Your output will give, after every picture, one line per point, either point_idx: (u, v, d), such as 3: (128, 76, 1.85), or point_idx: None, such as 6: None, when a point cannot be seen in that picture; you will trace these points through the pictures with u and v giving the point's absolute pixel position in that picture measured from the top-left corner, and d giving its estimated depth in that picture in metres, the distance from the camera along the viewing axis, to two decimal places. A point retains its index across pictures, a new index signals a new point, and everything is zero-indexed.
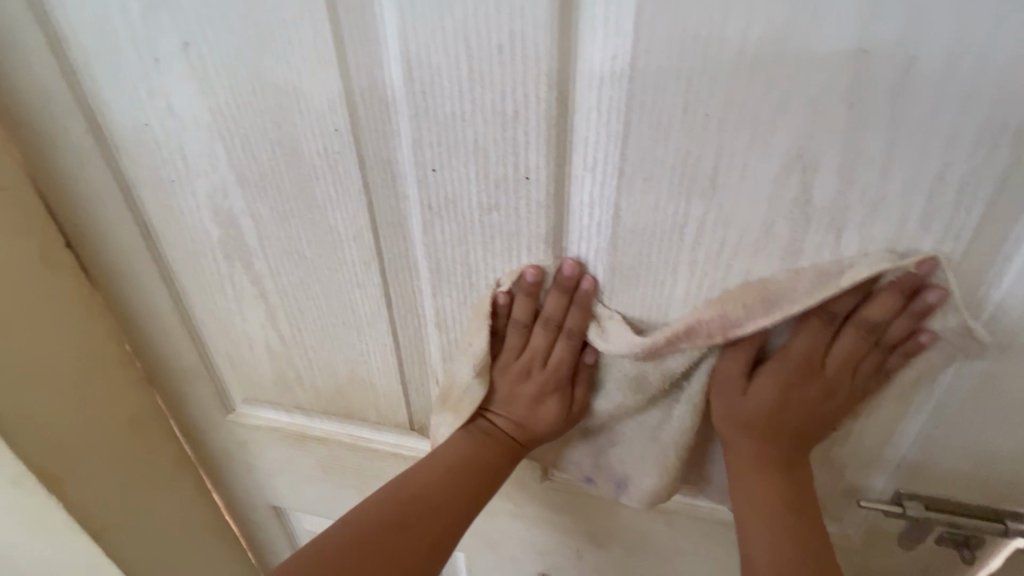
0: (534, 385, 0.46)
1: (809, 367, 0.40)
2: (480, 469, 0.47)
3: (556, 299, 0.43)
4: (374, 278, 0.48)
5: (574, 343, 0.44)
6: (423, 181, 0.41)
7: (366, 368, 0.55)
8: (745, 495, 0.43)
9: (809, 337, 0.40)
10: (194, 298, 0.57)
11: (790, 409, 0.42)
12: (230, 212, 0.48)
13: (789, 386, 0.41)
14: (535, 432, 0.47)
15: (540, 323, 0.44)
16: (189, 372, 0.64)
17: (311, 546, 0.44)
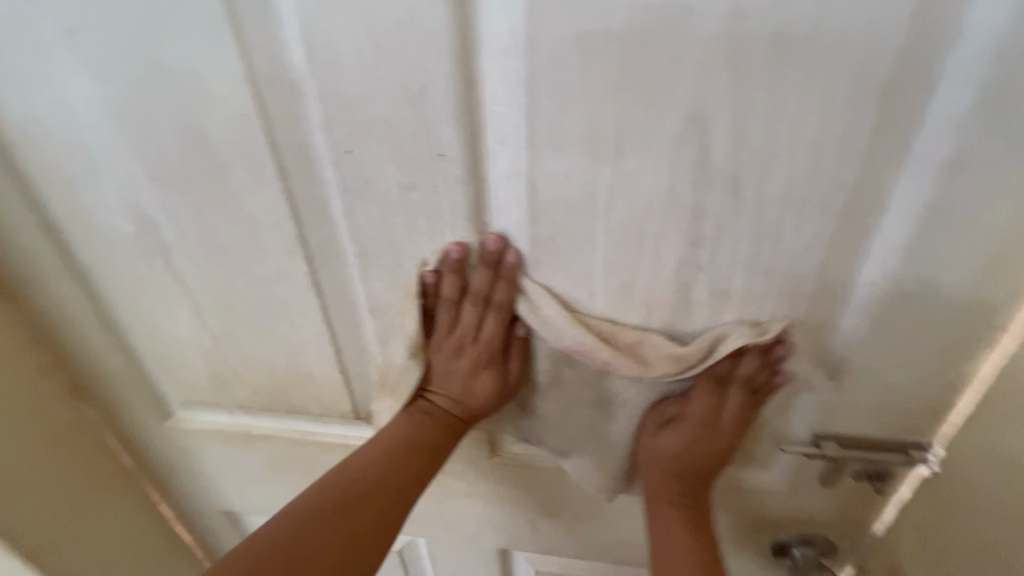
0: (468, 361, 0.47)
1: (705, 423, 0.48)
2: (416, 450, 0.48)
3: (481, 274, 0.44)
4: (301, 267, 0.47)
5: (503, 316, 0.46)
6: (340, 163, 0.41)
7: (304, 360, 0.55)
8: (660, 522, 0.53)
9: (704, 399, 0.48)
10: (114, 301, 0.54)
11: (694, 458, 0.50)
12: (142, 207, 0.46)
13: (694, 439, 0.49)
14: (472, 406, 0.49)
15: (469, 299, 0.45)
16: (117, 379, 0.61)
17: (257, 534, 0.46)
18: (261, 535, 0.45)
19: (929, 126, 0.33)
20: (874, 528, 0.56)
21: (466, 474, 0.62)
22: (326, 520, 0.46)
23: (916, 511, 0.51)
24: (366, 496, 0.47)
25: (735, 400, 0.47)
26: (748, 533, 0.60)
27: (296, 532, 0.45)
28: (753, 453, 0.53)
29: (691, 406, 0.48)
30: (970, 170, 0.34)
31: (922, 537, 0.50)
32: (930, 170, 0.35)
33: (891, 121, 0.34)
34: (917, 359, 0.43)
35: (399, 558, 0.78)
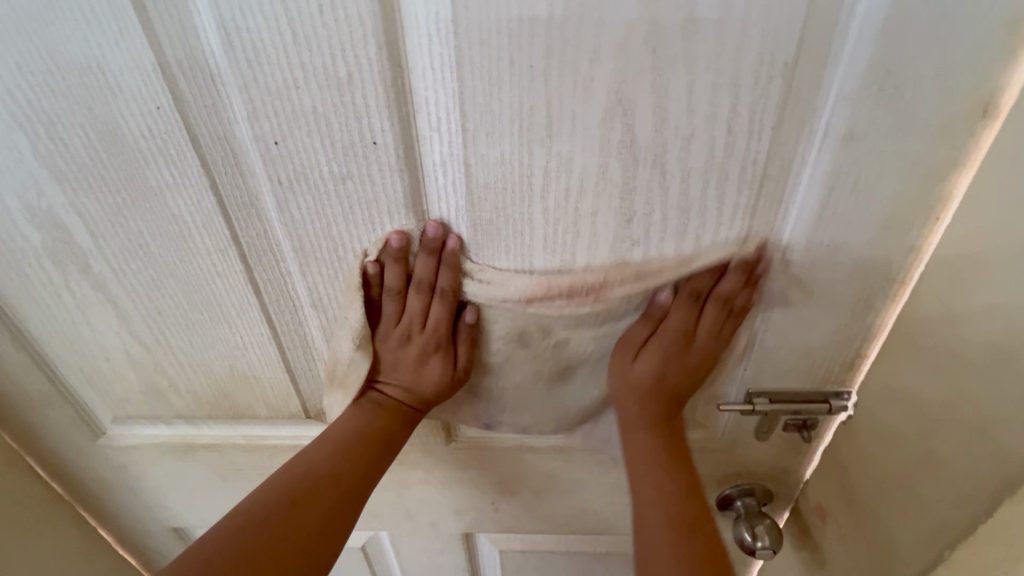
0: (416, 349, 0.48)
1: (679, 339, 0.47)
2: (366, 442, 0.49)
3: (424, 262, 0.44)
4: (236, 266, 0.46)
5: (449, 302, 0.46)
6: (267, 155, 0.39)
7: (246, 363, 0.53)
8: (633, 451, 0.51)
9: (680, 314, 0.46)
10: (26, 315, 0.50)
11: (671, 375, 0.49)
12: (49, 211, 0.43)
13: (669, 355, 0.48)
14: (423, 395, 0.49)
15: (413, 287, 0.45)
16: (37, 401, 0.57)
17: (200, 542, 0.44)
18: (192, 552, 0.43)
19: (827, 100, 0.37)
20: (804, 473, 0.62)
21: (424, 462, 0.63)
22: (268, 522, 0.44)
23: (837, 454, 0.56)
24: (312, 494, 0.46)
25: (713, 317, 0.46)
26: None
27: (237, 537, 0.44)
28: (694, 414, 0.57)
29: (669, 319, 0.47)
30: (864, 140, 0.38)
31: (844, 477, 0.55)
32: (831, 141, 0.38)
33: (796, 96, 0.36)
34: (831, 316, 0.47)
35: (363, 553, 0.78)
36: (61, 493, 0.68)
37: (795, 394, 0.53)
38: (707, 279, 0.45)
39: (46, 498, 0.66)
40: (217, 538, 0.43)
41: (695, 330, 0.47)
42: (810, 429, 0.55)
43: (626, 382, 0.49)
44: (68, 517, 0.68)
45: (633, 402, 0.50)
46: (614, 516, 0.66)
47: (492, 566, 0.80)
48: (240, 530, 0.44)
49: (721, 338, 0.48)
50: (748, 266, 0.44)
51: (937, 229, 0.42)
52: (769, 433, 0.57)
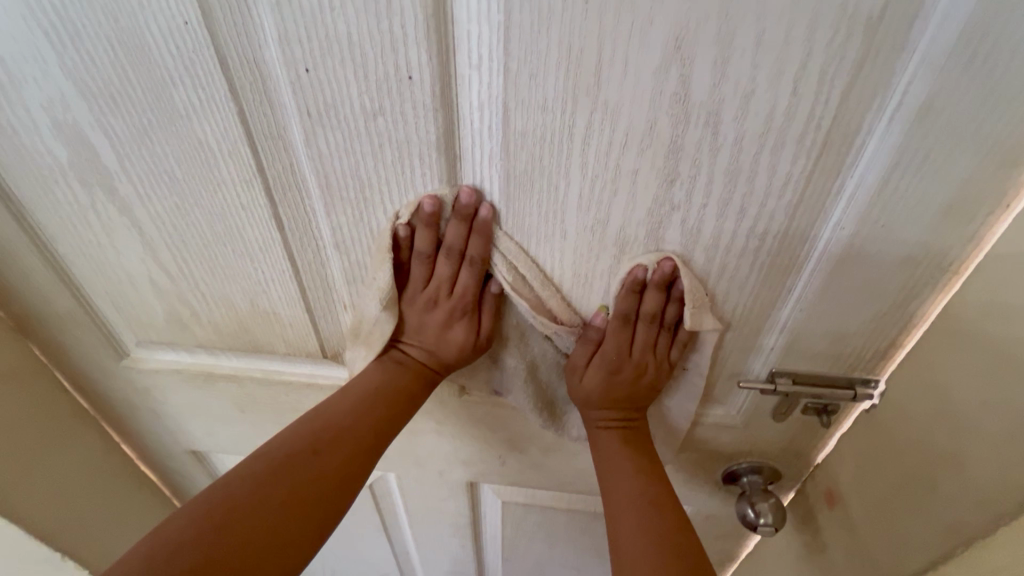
0: (443, 312, 0.49)
1: (620, 360, 0.50)
2: (386, 398, 0.50)
3: (456, 231, 0.44)
4: (259, 198, 0.44)
5: (477, 270, 0.46)
6: (297, 85, 0.37)
7: (267, 299, 0.53)
8: (602, 454, 0.55)
9: (614, 337, 0.49)
10: (52, 232, 0.50)
11: (616, 389, 0.52)
12: (74, 127, 0.42)
13: (612, 375, 0.51)
14: (443, 358, 0.50)
15: (443, 252, 0.45)
16: (64, 318, 0.58)
17: (225, 477, 0.46)
18: (210, 492, 0.45)
19: (908, 64, 0.33)
20: (817, 457, 0.61)
21: (435, 411, 0.64)
22: (289, 467, 0.46)
23: (854, 442, 0.55)
24: (331, 446, 0.47)
25: (645, 334, 0.49)
26: (703, 463, 0.64)
27: (258, 479, 0.45)
28: (712, 389, 0.56)
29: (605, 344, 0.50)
30: (943, 113, 0.34)
31: (858, 464, 0.54)
32: (905, 111, 0.35)
33: (875, 57, 0.33)
34: (869, 302, 0.45)
35: (370, 493, 0.81)
36: (87, 408, 0.71)
37: (819, 377, 0.51)
38: (631, 300, 0.47)
39: (72, 411, 0.68)
40: (236, 481, 0.45)
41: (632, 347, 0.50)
42: (829, 414, 0.54)
43: (580, 395, 0.53)
44: (93, 430, 0.71)
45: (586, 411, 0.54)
46: None
47: (494, 515, 0.82)
48: (259, 476, 0.45)
49: (658, 351, 0.50)
50: (664, 280, 0.45)
51: (1002, 218, 0.39)
52: (787, 414, 0.56)
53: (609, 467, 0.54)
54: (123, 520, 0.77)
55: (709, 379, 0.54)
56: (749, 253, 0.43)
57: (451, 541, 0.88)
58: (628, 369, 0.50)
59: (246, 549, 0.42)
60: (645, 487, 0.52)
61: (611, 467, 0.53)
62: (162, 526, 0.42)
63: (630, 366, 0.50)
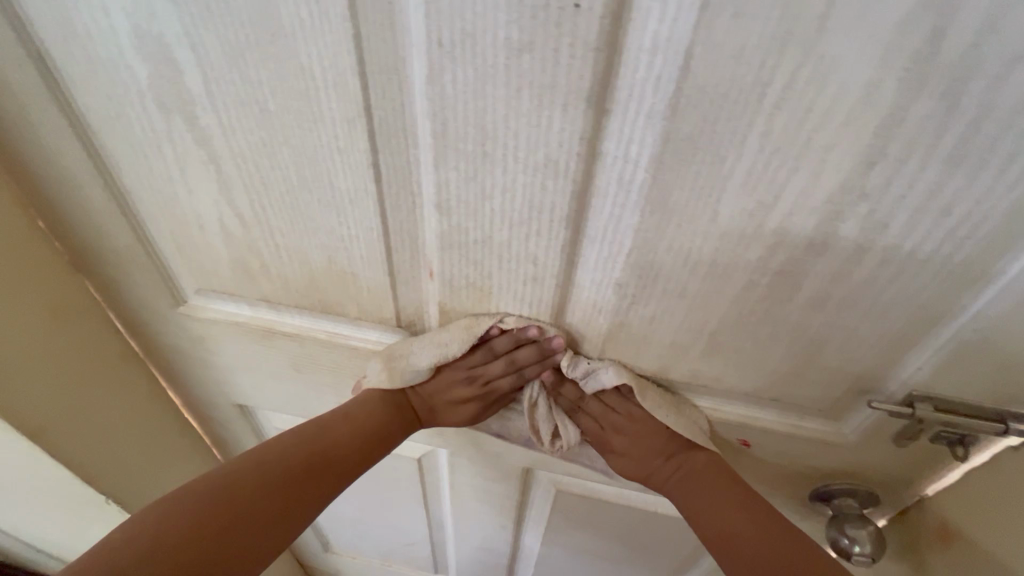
0: (469, 393, 0.55)
1: (623, 431, 0.55)
2: (377, 428, 0.54)
3: (530, 354, 0.51)
4: (360, 143, 0.38)
5: (518, 382, 0.54)
6: (433, 4, 0.30)
7: (347, 257, 0.47)
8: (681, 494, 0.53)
9: (594, 420, 0.55)
10: (120, 160, 0.45)
11: (645, 457, 0.55)
12: (159, 40, 0.36)
13: (630, 450, 0.55)
14: (442, 419, 0.57)
15: (506, 359, 0.52)
16: (124, 255, 0.54)
17: (221, 471, 0.49)
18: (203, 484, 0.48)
19: None
20: (926, 489, 0.55)
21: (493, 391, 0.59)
22: (283, 477, 0.50)
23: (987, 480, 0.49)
24: (320, 466, 0.52)
25: (604, 405, 0.55)
26: (791, 478, 0.59)
27: (254, 480, 0.49)
28: (831, 406, 0.50)
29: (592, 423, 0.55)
30: None
31: (988, 505, 0.48)
32: None
33: None
34: None
35: (418, 465, 0.78)
36: (138, 352, 0.67)
37: (958, 403, 0.44)
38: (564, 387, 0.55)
39: (122, 353, 0.65)
40: (233, 474, 0.49)
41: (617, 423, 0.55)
42: (965, 447, 0.47)
43: (632, 473, 0.56)
44: (141, 375, 0.68)
45: (646, 479, 0.55)
46: None
47: (542, 501, 0.79)
48: (253, 476, 0.49)
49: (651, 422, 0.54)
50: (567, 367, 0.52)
51: None
52: (911, 440, 0.49)
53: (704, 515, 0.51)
54: (165, 467, 0.75)
55: (834, 395, 0.48)
56: (935, 259, 0.36)
57: (493, 521, 0.85)
58: (631, 444, 0.55)
59: (233, 538, 0.46)
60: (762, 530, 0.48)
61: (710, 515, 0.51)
62: (162, 502, 0.46)
63: (629, 436, 0.55)
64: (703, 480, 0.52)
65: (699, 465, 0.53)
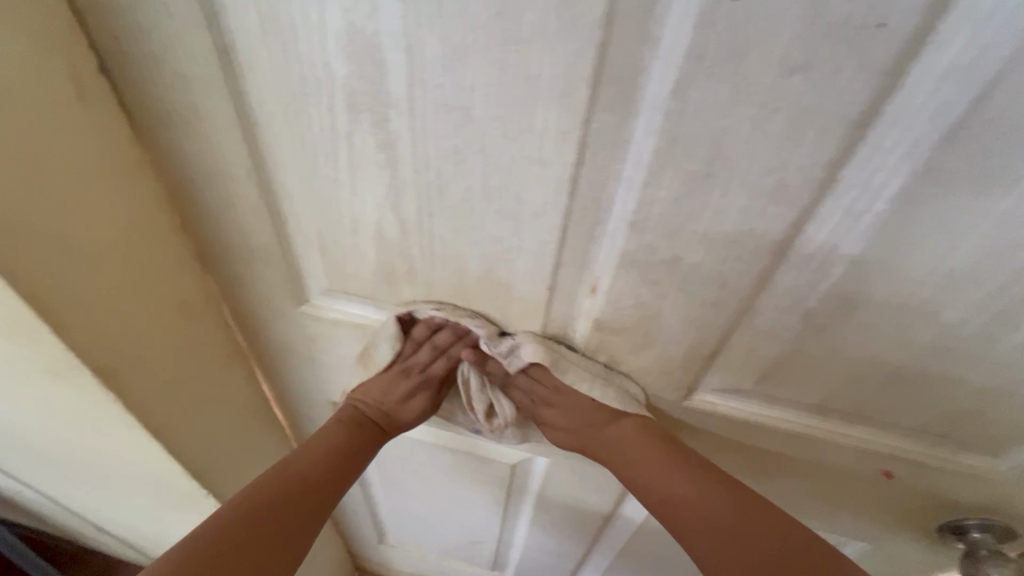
0: (411, 383, 0.62)
1: (547, 401, 0.59)
2: (340, 450, 0.60)
3: (448, 336, 0.59)
4: (567, 156, 0.36)
5: (450, 363, 0.60)
6: (707, 17, 0.28)
7: (507, 269, 0.45)
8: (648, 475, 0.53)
9: (518, 394, 0.60)
10: (282, 159, 0.43)
11: (603, 440, 0.57)
12: (369, 39, 0.33)
13: (572, 427, 0.59)
14: (399, 420, 0.63)
15: (428, 346, 0.59)
16: (259, 253, 0.52)
17: (220, 512, 0.50)
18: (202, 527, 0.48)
19: None
20: None
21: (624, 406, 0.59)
22: (273, 507, 0.52)
23: None
24: (305, 493, 0.55)
25: (525, 380, 0.59)
26: (920, 506, 0.57)
27: (251, 513, 0.51)
28: (996, 442, 0.47)
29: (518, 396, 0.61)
30: None
31: None
32: None
33: None
34: None
35: (510, 468, 0.77)
36: (244, 349, 0.66)
37: None
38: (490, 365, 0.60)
39: (231, 350, 0.64)
40: (230, 514, 0.50)
41: (545, 398, 0.59)
42: None
43: (585, 443, 0.59)
44: (244, 372, 0.67)
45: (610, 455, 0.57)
46: (810, 498, 0.63)
47: (635, 514, 0.77)
48: (249, 510, 0.51)
49: (565, 393, 0.58)
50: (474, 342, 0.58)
51: None
52: None
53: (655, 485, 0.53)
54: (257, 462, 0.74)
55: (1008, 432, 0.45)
56: None
57: (575, 525, 0.85)
58: (558, 415, 0.59)
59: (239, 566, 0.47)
60: (738, 507, 0.49)
61: (658, 478, 0.53)
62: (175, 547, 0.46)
63: (555, 409, 0.59)
64: (656, 456, 0.53)
65: (625, 430, 0.55)
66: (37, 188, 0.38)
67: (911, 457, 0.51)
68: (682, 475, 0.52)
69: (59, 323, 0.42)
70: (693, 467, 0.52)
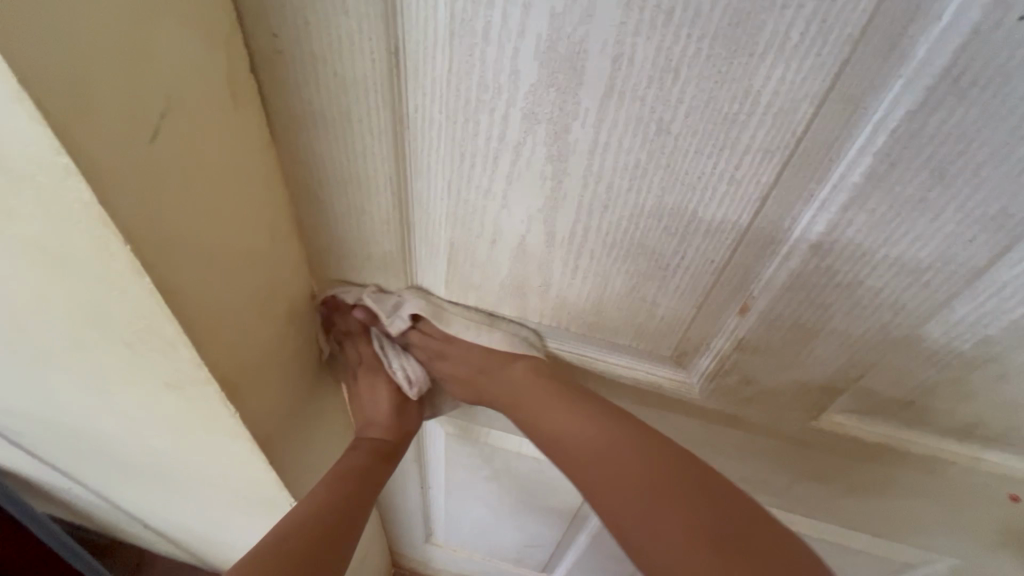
0: (364, 378, 0.64)
1: (440, 357, 0.59)
2: (336, 471, 0.60)
3: (348, 322, 0.57)
4: (764, 174, 0.34)
5: (366, 340, 0.62)
6: (983, 37, 0.26)
7: (655, 286, 0.44)
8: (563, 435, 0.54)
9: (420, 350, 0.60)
10: (428, 166, 0.41)
11: (493, 391, 0.59)
12: (571, 46, 0.31)
13: (472, 382, 0.60)
14: (377, 419, 0.65)
15: (345, 337, 0.60)
16: (377, 258, 0.50)
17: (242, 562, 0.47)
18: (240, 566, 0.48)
19: None
20: None
21: (744, 425, 0.57)
22: (279, 531, 0.50)
23: None
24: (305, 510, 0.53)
25: (416, 338, 0.59)
26: None
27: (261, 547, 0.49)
28: None
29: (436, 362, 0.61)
30: None
31: None
32: None
33: None
34: None
35: None
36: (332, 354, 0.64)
37: None
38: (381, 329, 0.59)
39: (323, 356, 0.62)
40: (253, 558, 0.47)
41: (431, 355, 0.60)
42: None
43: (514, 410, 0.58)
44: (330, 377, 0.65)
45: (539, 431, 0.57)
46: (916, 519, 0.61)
47: None
48: (264, 546, 0.49)
49: (450, 348, 0.58)
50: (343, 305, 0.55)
51: None
52: None
53: (570, 441, 0.53)
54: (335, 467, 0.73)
55: None
56: None
57: None
58: (453, 365, 0.60)
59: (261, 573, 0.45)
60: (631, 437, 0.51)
61: (555, 422, 0.54)
62: None
63: (455, 368, 0.59)
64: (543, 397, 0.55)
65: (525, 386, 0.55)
66: (188, 201, 0.35)
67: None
68: (584, 421, 0.53)
69: (198, 340, 0.39)
70: (584, 413, 0.53)
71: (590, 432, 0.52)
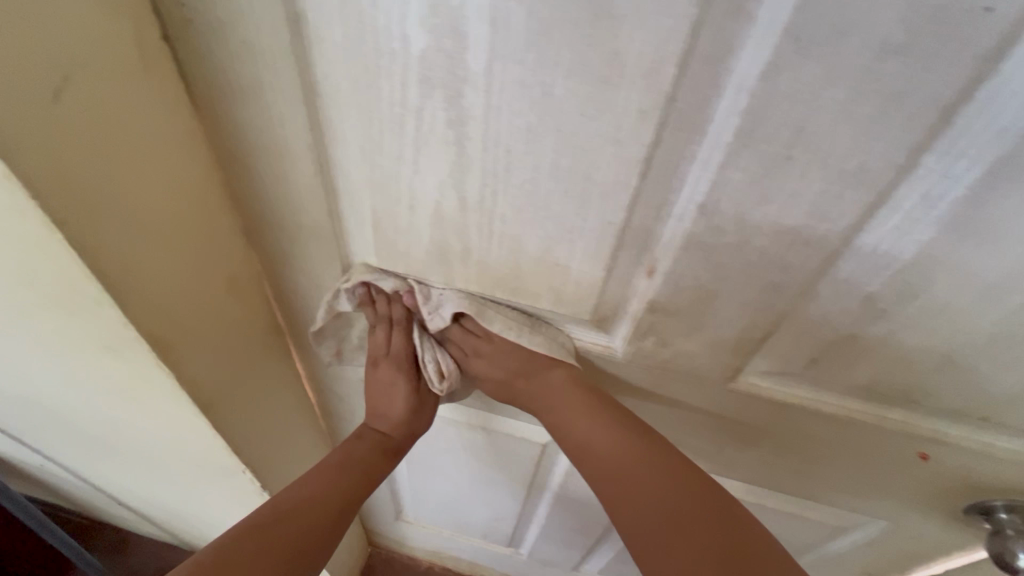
0: (387, 370, 0.65)
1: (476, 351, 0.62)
2: (344, 464, 0.63)
3: (399, 310, 0.60)
4: (644, 135, 0.36)
5: (405, 334, 0.62)
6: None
7: (566, 250, 0.46)
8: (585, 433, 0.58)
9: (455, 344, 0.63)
10: (342, 134, 0.42)
11: (524, 391, 0.62)
12: (450, 12, 0.33)
13: (505, 379, 0.63)
14: (392, 411, 0.67)
15: (382, 326, 0.61)
16: (308, 229, 0.52)
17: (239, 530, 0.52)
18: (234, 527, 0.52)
19: None
20: None
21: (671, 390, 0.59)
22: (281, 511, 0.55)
23: None
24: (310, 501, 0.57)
25: (457, 331, 0.62)
26: (952, 488, 0.58)
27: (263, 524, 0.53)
28: None
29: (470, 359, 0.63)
30: None
31: None
32: None
33: None
34: None
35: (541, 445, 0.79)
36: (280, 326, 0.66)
37: None
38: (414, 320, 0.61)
39: (269, 327, 0.64)
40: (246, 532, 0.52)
41: (477, 349, 0.62)
42: None
43: (537, 405, 0.61)
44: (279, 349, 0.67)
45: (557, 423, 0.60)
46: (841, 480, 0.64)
47: None
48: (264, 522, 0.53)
49: (494, 342, 0.61)
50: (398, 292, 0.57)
51: None
52: None
53: (597, 445, 0.57)
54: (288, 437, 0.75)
55: None
56: None
57: None
58: (488, 363, 0.62)
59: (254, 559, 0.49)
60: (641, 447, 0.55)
61: (581, 422, 0.58)
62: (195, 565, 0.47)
63: (491, 363, 0.62)
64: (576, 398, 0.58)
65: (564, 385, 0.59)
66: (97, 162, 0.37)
67: (950, 440, 0.52)
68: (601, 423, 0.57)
69: (118, 299, 0.41)
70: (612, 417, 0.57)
71: (613, 439, 0.56)
